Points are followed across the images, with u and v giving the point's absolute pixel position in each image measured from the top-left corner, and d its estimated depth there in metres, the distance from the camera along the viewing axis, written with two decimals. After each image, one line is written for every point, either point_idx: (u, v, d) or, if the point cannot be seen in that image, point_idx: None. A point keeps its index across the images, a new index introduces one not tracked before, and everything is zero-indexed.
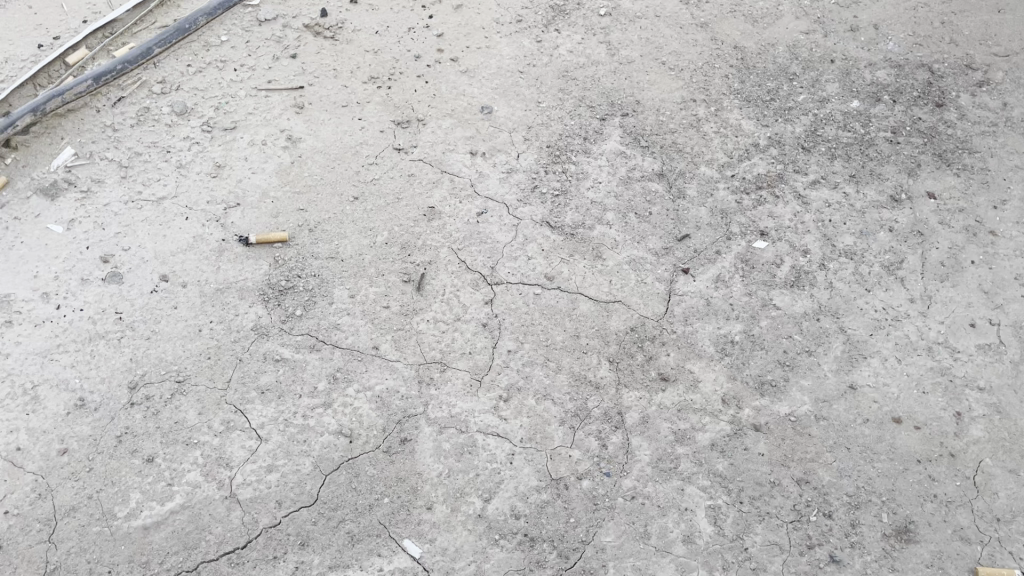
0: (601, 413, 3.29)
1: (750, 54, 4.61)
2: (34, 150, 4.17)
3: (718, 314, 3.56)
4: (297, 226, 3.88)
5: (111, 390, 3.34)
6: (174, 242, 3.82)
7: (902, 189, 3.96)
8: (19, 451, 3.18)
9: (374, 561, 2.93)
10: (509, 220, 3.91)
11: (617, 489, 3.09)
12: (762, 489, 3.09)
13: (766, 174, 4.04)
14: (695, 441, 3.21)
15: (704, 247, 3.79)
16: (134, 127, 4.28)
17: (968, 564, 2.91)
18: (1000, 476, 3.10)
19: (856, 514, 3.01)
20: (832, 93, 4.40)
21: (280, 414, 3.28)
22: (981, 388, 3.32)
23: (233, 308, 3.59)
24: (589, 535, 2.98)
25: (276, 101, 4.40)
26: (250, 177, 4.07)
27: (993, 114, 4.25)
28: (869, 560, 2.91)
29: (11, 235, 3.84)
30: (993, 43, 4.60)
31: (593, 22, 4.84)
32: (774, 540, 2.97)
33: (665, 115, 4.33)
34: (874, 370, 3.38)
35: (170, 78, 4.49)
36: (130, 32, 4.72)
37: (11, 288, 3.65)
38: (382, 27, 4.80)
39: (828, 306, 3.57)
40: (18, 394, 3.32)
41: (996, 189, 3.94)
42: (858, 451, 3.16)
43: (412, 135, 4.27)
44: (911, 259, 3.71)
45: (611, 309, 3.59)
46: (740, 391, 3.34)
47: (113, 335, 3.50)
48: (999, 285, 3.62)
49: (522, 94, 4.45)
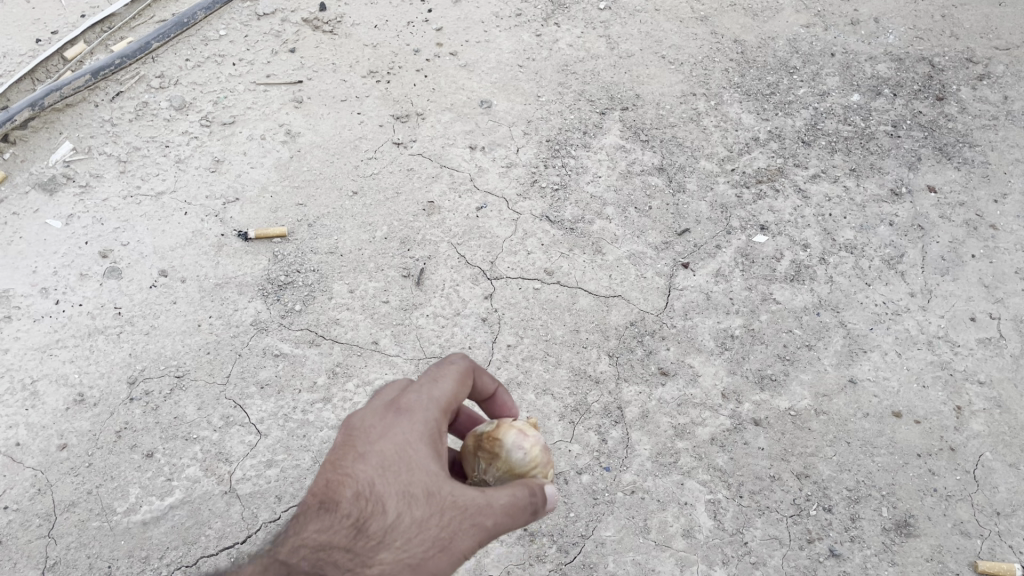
0: (600, 408, 3.29)
1: (750, 48, 4.58)
2: (33, 145, 4.16)
3: (718, 308, 3.56)
4: (296, 221, 3.87)
5: (111, 385, 3.34)
6: (173, 237, 3.81)
7: (903, 183, 3.94)
8: (19, 447, 3.18)
9: None
10: (509, 215, 3.90)
11: (617, 484, 3.10)
12: (762, 483, 3.09)
13: (767, 168, 4.02)
14: (695, 436, 3.21)
15: (704, 242, 3.77)
16: (132, 122, 4.26)
17: (968, 558, 2.91)
18: (1000, 471, 3.10)
19: (856, 508, 3.02)
20: (833, 86, 4.37)
21: (280, 410, 3.27)
22: (982, 381, 3.32)
23: (233, 303, 3.59)
24: (589, 530, 2.99)
25: (275, 96, 4.38)
26: (249, 172, 4.06)
27: (993, 108, 4.23)
28: (869, 555, 2.91)
29: (10, 231, 3.84)
30: (993, 36, 4.58)
31: (593, 16, 4.80)
32: (774, 534, 2.97)
33: (665, 109, 4.30)
34: (875, 364, 3.38)
35: (169, 72, 4.47)
36: (128, 27, 4.70)
37: (11, 283, 3.66)
38: (381, 21, 4.77)
39: (828, 300, 3.57)
40: (18, 390, 3.33)
41: (997, 183, 3.93)
42: (859, 445, 3.16)
43: (411, 129, 4.24)
44: (911, 253, 3.70)
45: (611, 303, 3.58)
46: (740, 385, 3.34)
47: (112, 330, 3.50)
48: (1000, 279, 3.61)
49: (521, 88, 4.43)
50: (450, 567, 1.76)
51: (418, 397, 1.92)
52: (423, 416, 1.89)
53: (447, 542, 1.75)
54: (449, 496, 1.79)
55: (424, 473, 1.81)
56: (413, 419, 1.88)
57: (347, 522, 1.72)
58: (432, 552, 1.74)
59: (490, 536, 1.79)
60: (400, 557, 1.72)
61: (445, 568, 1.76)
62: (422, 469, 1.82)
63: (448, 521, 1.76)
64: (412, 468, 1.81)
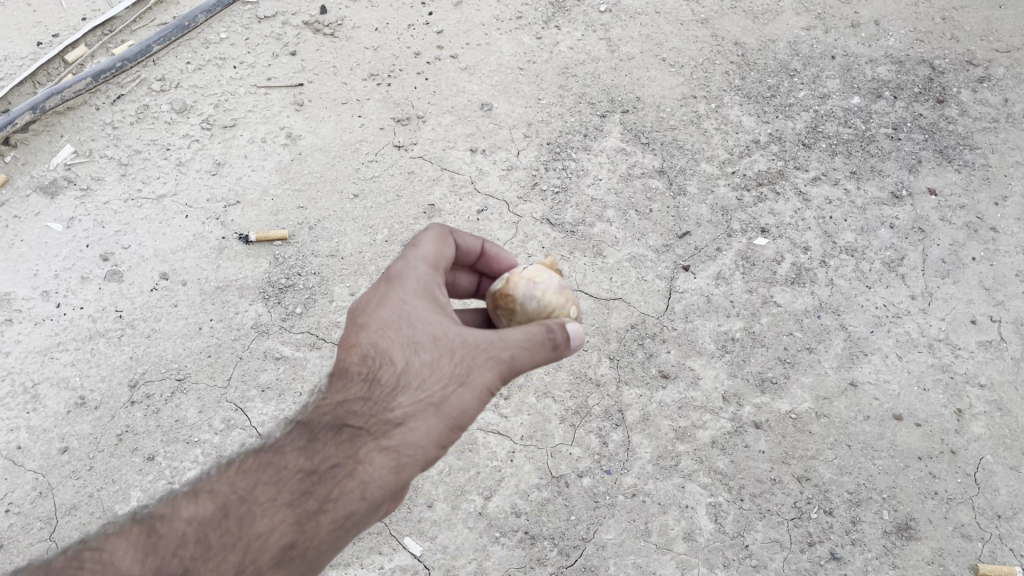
0: (601, 411, 3.30)
1: (750, 50, 4.55)
2: (34, 148, 4.17)
3: (718, 311, 3.56)
4: (297, 224, 3.87)
5: (111, 388, 3.35)
6: (174, 240, 3.82)
7: (903, 185, 3.94)
8: (19, 450, 3.20)
9: (374, 559, 3.00)
10: (510, 218, 3.90)
11: (618, 487, 3.12)
12: (763, 486, 3.10)
13: (768, 170, 4.02)
14: (695, 439, 3.22)
15: (704, 244, 3.77)
16: (133, 125, 4.26)
17: (968, 561, 2.93)
18: (1001, 473, 3.10)
19: (857, 511, 3.03)
20: (833, 89, 4.35)
21: (281, 413, 3.28)
22: (982, 384, 3.32)
23: (233, 305, 3.60)
24: (590, 532, 3.03)
25: (275, 99, 4.37)
26: (249, 175, 4.06)
27: (993, 110, 4.23)
28: (869, 557, 2.94)
29: (11, 234, 3.86)
30: (993, 38, 4.56)
31: (593, 18, 4.76)
32: (774, 538, 2.99)
33: (666, 112, 4.29)
34: (875, 367, 3.38)
35: (169, 75, 4.46)
36: (129, 30, 4.69)
37: (12, 286, 3.68)
38: (382, 24, 4.72)
39: (829, 303, 3.57)
40: (18, 393, 3.36)
41: (997, 186, 3.93)
42: (859, 448, 3.17)
43: (412, 132, 4.25)
44: (912, 256, 3.71)
45: (611, 306, 3.58)
46: (741, 388, 3.34)
47: (113, 333, 3.51)
48: (1000, 281, 3.62)
49: (522, 91, 4.43)
50: (475, 397, 1.95)
51: (411, 260, 2.14)
52: (417, 275, 2.11)
53: (462, 375, 1.94)
54: (458, 336, 1.99)
55: (429, 326, 2.01)
56: (407, 284, 2.08)
57: (363, 377, 1.96)
58: (451, 388, 1.93)
59: (509, 364, 1.97)
60: (420, 397, 1.92)
61: (472, 399, 1.94)
62: (426, 317, 2.02)
63: (459, 358, 1.95)
64: (416, 317, 2.02)
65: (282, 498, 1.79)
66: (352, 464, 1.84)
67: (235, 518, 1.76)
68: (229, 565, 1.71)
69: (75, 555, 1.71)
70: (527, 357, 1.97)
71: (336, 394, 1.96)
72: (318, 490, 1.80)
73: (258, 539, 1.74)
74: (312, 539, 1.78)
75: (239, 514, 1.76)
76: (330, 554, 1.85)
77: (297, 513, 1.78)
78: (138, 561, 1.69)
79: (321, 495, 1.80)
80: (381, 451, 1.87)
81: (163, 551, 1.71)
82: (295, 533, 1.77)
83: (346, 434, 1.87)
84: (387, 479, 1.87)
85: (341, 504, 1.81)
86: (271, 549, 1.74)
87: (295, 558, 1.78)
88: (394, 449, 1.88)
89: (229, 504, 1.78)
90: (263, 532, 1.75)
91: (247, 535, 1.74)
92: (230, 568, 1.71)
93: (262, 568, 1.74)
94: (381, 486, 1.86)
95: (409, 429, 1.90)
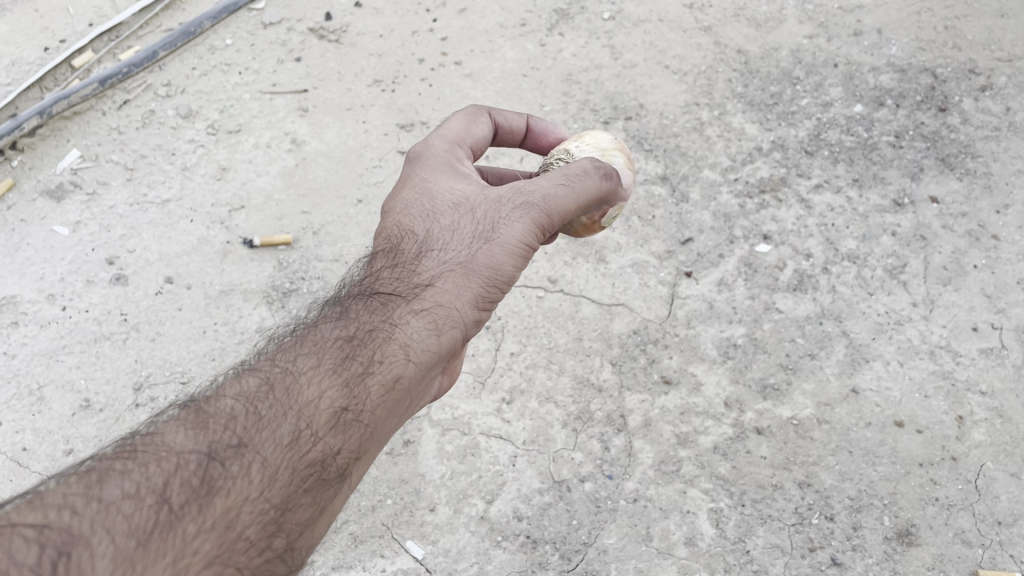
0: (603, 416, 3.31)
1: (754, 58, 4.55)
2: (41, 153, 4.19)
3: (720, 317, 3.57)
4: (301, 229, 3.90)
5: (117, 391, 3.43)
6: (179, 244, 3.85)
7: (905, 193, 3.95)
8: (26, 451, 3.31)
9: (377, 562, 3.03)
10: None
11: (621, 491, 3.14)
12: (764, 492, 3.12)
13: (770, 178, 4.03)
14: (697, 444, 3.23)
15: (706, 251, 3.79)
16: (139, 130, 4.28)
17: (968, 567, 2.98)
18: (1002, 480, 3.13)
19: (858, 517, 3.06)
20: (836, 97, 4.36)
21: None
22: (983, 391, 3.34)
23: (238, 310, 3.64)
24: (592, 537, 3.05)
25: (280, 105, 4.39)
26: (254, 180, 4.09)
27: (995, 119, 4.24)
28: (870, 563, 2.98)
29: (17, 238, 3.89)
30: (996, 47, 4.54)
31: (597, 25, 4.73)
32: (775, 543, 3.03)
33: (669, 119, 4.30)
34: (877, 374, 3.39)
35: (175, 81, 4.48)
36: (136, 35, 4.71)
37: (18, 288, 3.71)
38: (386, 30, 4.70)
39: (831, 310, 3.58)
40: (24, 395, 3.43)
41: (999, 194, 3.95)
42: (861, 454, 3.19)
43: (415, 138, 4.27)
44: (914, 263, 3.72)
45: (614, 312, 3.59)
46: (742, 394, 3.35)
47: (118, 336, 3.57)
48: (1002, 289, 3.63)
49: (525, 98, 4.44)
50: (501, 249, 2.05)
51: (428, 140, 2.34)
52: (435, 150, 2.31)
53: (488, 234, 2.06)
54: (476, 196, 2.15)
55: (449, 195, 2.17)
56: (426, 164, 2.28)
57: (390, 255, 2.07)
58: (479, 248, 2.04)
59: (535, 204, 2.11)
60: (448, 261, 2.02)
61: (502, 248, 2.05)
62: (445, 187, 2.19)
63: (480, 217, 2.09)
64: (434, 191, 2.19)
65: (326, 363, 1.73)
66: (391, 328, 1.85)
67: (282, 388, 1.65)
68: (284, 433, 1.59)
69: (122, 446, 1.51)
70: (551, 199, 2.13)
71: (365, 274, 2.04)
72: (362, 354, 1.78)
73: (310, 405, 1.64)
74: (365, 403, 1.71)
75: (283, 387, 1.65)
76: (382, 431, 1.76)
77: (344, 376, 1.72)
78: (189, 437, 1.51)
79: (366, 356, 1.77)
80: (416, 315, 1.90)
81: (214, 426, 1.55)
82: (346, 396, 1.69)
83: (379, 304, 1.91)
84: (429, 340, 1.88)
85: (387, 365, 1.79)
86: (324, 413, 1.65)
87: (349, 426, 1.67)
88: (430, 310, 1.93)
89: (273, 378, 1.67)
90: (312, 399, 1.65)
91: (297, 403, 1.64)
92: (286, 436, 1.59)
93: (319, 432, 1.62)
94: (425, 348, 1.87)
95: (442, 290, 1.97)
